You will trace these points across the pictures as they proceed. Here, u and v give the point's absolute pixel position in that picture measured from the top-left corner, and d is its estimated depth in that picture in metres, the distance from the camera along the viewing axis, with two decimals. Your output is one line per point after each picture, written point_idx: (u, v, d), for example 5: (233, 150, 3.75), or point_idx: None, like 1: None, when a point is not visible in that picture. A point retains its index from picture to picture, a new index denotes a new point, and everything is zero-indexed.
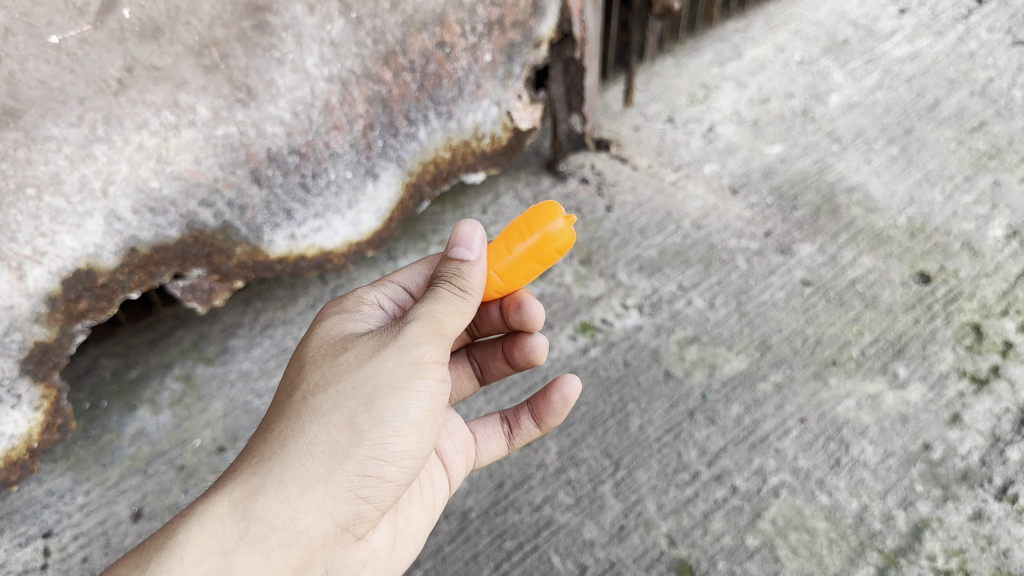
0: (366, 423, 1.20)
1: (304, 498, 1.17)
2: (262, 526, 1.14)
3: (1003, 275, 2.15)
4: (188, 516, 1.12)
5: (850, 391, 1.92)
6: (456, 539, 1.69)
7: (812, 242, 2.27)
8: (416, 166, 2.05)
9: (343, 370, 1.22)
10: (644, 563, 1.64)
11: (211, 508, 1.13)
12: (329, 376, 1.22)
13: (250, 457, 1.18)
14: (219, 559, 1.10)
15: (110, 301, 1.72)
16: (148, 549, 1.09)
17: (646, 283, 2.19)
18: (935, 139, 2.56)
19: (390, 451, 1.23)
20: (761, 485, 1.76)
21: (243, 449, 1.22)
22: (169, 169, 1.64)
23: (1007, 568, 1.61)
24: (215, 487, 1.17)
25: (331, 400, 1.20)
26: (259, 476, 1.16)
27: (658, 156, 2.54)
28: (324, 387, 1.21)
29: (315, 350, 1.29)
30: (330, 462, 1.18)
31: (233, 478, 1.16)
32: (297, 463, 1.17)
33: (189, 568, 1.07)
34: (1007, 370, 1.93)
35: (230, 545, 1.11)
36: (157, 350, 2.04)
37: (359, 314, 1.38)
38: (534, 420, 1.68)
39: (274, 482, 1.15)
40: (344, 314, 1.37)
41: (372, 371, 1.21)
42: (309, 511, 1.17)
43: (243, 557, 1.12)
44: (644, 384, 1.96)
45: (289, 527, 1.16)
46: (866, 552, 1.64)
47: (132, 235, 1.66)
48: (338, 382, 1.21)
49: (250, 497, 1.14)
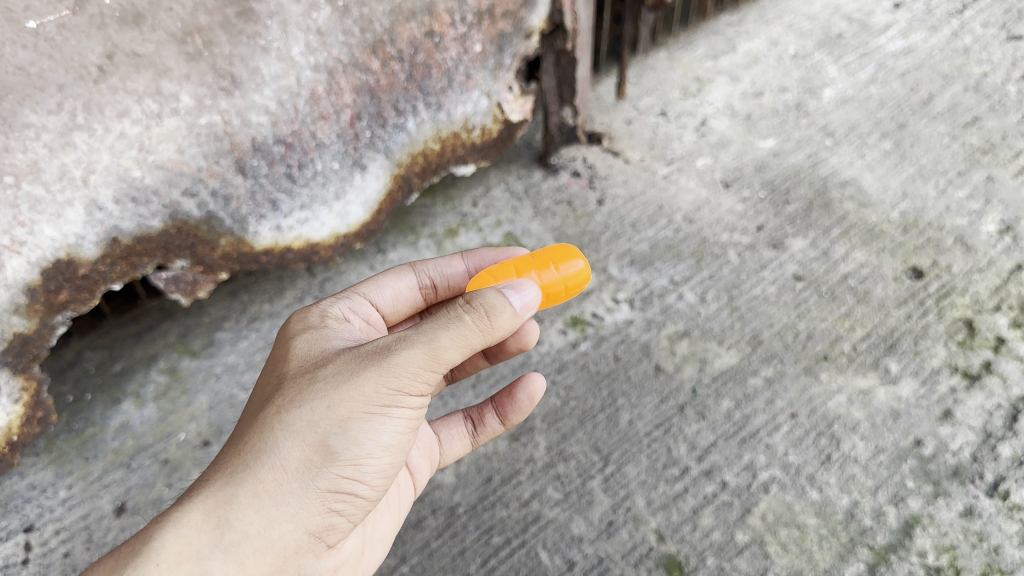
0: (341, 442, 1.17)
1: (277, 508, 1.15)
2: (236, 533, 1.13)
3: (996, 270, 2.13)
4: (162, 522, 1.11)
5: (842, 386, 1.90)
6: (442, 534, 1.68)
7: (804, 237, 2.25)
8: (404, 157, 2.03)
9: (321, 387, 1.19)
10: (633, 559, 1.63)
11: (184, 515, 1.11)
12: (306, 392, 1.19)
13: (224, 466, 1.16)
14: (192, 565, 1.09)
15: (91, 293, 1.70)
16: (123, 554, 1.09)
17: (637, 276, 2.18)
18: (928, 134, 2.55)
19: (365, 467, 1.21)
20: (751, 481, 1.74)
21: (216, 456, 1.20)
22: (151, 158, 1.61)
23: (998, 565, 1.60)
24: (188, 493, 1.15)
25: (306, 417, 1.17)
26: (233, 485, 1.14)
27: (650, 150, 2.52)
28: (301, 403, 1.18)
29: (291, 364, 1.26)
30: (303, 477, 1.16)
31: (207, 485, 1.14)
32: (272, 475, 1.15)
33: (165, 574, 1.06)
34: (999, 366, 1.92)
35: (203, 551, 1.10)
36: (142, 343, 2.01)
37: (329, 330, 1.35)
38: (499, 418, 1.66)
39: (247, 493, 1.13)
40: (318, 330, 1.34)
41: (350, 392, 1.17)
42: (282, 521, 1.16)
43: (217, 563, 1.11)
44: (634, 378, 1.95)
45: (263, 535, 1.15)
46: (856, 548, 1.63)
47: (114, 225, 1.63)
48: (315, 399, 1.18)
49: (224, 505, 1.12)
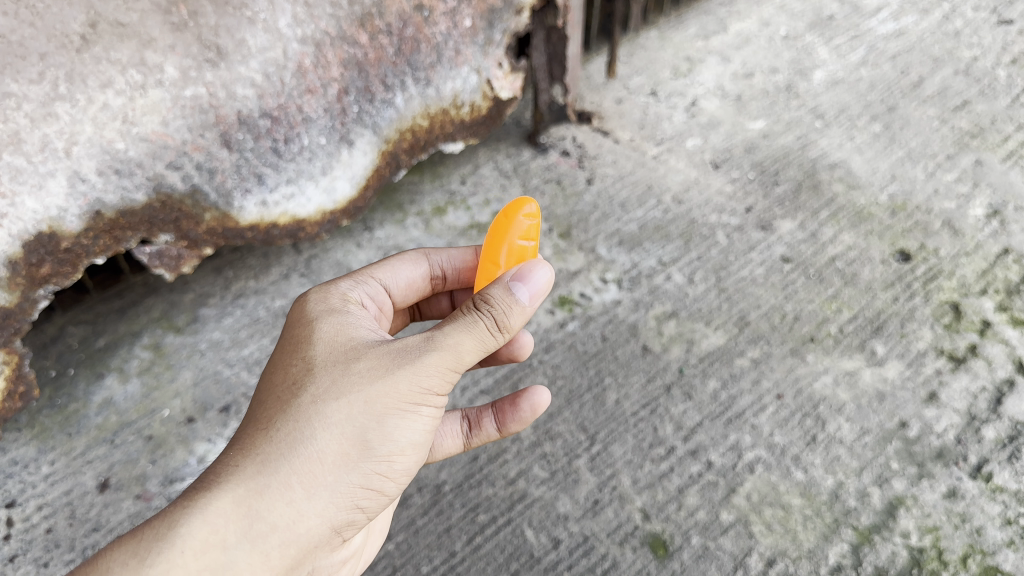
0: (375, 439, 1.16)
1: (308, 502, 1.13)
2: (265, 524, 1.10)
3: (983, 254, 2.14)
4: (190, 506, 1.06)
5: (828, 367, 1.91)
6: (428, 512, 1.67)
7: (793, 219, 2.25)
8: (392, 133, 2.01)
9: (355, 382, 1.16)
10: (618, 538, 1.63)
11: (214, 502, 1.07)
12: (342, 383, 1.16)
13: (251, 453, 1.12)
14: (218, 554, 1.05)
15: (74, 267, 1.68)
16: (147, 534, 1.03)
17: (626, 257, 2.17)
18: (918, 117, 2.55)
19: (393, 467, 1.20)
20: (736, 461, 1.75)
21: (237, 440, 1.15)
22: (135, 130, 1.59)
23: (980, 546, 1.61)
24: (212, 477, 1.10)
25: (342, 412, 1.14)
26: (265, 476, 1.10)
27: (640, 130, 2.51)
28: (336, 397, 1.15)
29: (318, 349, 1.22)
30: (335, 472, 1.14)
31: (237, 472, 1.10)
32: (306, 467, 1.12)
33: (189, 562, 1.02)
34: (984, 349, 1.93)
35: (231, 541, 1.06)
36: (126, 318, 1.99)
37: (354, 314, 1.30)
38: (495, 423, 1.55)
39: (279, 484, 1.11)
40: (341, 312, 1.29)
41: (387, 389, 1.15)
42: (311, 516, 1.14)
43: (243, 553, 1.08)
44: (621, 358, 1.95)
45: (292, 528, 1.12)
46: (840, 529, 1.63)
47: (97, 198, 1.61)
48: (352, 392, 1.15)
49: (256, 495, 1.09)
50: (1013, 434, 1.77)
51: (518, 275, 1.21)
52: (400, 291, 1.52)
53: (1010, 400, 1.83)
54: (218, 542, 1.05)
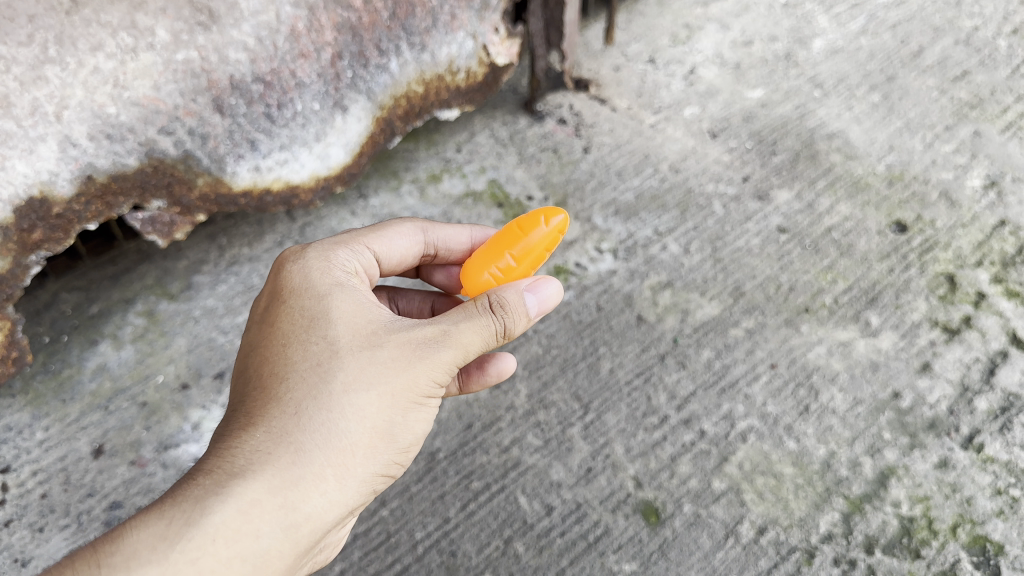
0: (395, 429, 1.19)
1: (336, 490, 1.13)
2: (298, 515, 1.09)
3: (979, 226, 2.14)
4: (223, 494, 1.05)
5: (822, 338, 1.91)
6: (423, 479, 1.66)
7: (790, 189, 2.24)
8: (387, 99, 1.99)
9: (382, 372, 1.16)
10: (610, 505, 1.64)
11: (250, 492, 1.06)
12: (370, 371, 1.16)
13: (278, 438, 1.11)
14: (253, 543, 1.05)
15: (66, 232, 1.66)
16: (183, 524, 1.01)
17: (621, 227, 2.16)
18: (918, 87, 2.53)
19: (404, 454, 1.23)
20: (729, 430, 1.75)
21: (259, 420, 1.13)
22: (127, 94, 1.57)
23: (970, 515, 1.62)
24: (239, 463, 1.08)
25: (371, 402, 1.15)
26: (298, 465, 1.10)
27: (638, 98, 2.49)
28: (363, 386, 1.15)
29: (336, 329, 1.20)
30: (360, 460, 1.16)
31: (268, 459, 1.09)
32: (337, 455, 1.13)
33: (224, 553, 1.01)
34: (979, 321, 1.93)
35: (266, 530, 1.06)
36: (119, 285, 1.98)
37: (359, 290, 1.29)
38: (458, 383, 1.54)
39: (312, 474, 1.11)
40: (348, 287, 1.28)
41: (410, 381, 1.18)
42: (338, 505, 1.14)
43: (276, 542, 1.07)
44: (615, 328, 1.95)
45: (321, 517, 1.13)
46: (832, 498, 1.65)
47: (88, 163, 1.59)
48: (379, 381, 1.16)
49: (289, 485, 1.09)
50: (1005, 405, 1.78)
51: (533, 287, 1.27)
52: (391, 262, 1.49)
53: (1002, 371, 1.84)
54: (257, 532, 1.05)
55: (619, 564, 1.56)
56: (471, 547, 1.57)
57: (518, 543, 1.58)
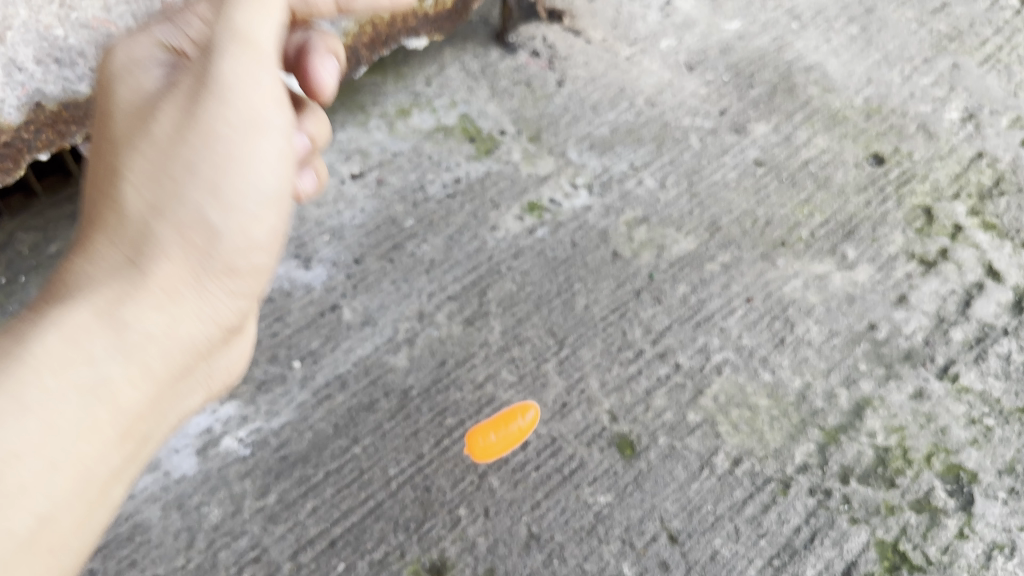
0: (215, 203, 1.08)
1: (170, 305, 1.05)
2: (133, 334, 1.00)
3: (957, 158, 2.13)
4: (42, 320, 0.97)
5: (798, 271, 1.89)
6: (395, 417, 1.62)
7: (767, 122, 2.21)
8: (352, 27, 1.92)
9: (192, 148, 1.05)
10: (586, 439, 1.61)
11: (71, 314, 0.97)
12: (169, 152, 1.04)
13: (114, 250, 1.03)
14: (86, 369, 0.96)
15: (15, 163, 1.60)
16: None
17: (597, 161, 2.12)
18: (896, 20, 2.49)
19: (256, 238, 1.14)
20: (704, 364, 1.74)
21: (86, 242, 1.04)
22: (75, 16, 1.49)
23: (944, 445, 1.63)
24: (68, 289, 1.01)
25: (177, 190, 1.05)
26: (120, 277, 1.01)
27: (613, 30, 2.42)
28: (188, 167, 1.05)
29: (120, 120, 1.08)
30: (183, 267, 1.06)
31: (93, 286, 1.00)
32: (157, 276, 1.03)
33: (47, 383, 0.93)
34: (955, 253, 1.92)
35: (99, 360, 0.97)
36: (78, 224, 1.91)
37: (159, 62, 1.14)
38: None
39: (138, 283, 1.02)
40: (156, 62, 1.14)
41: (212, 155, 1.06)
42: (185, 325, 1.06)
43: (118, 368, 0.98)
44: (590, 265, 1.90)
45: (167, 333, 1.04)
46: (807, 429, 1.64)
47: (36, 89, 1.52)
48: (186, 175, 1.05)
49: (114, 302, 1.00)
50: (980, 336, 1.79)
51: None
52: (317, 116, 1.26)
53: (978, 303, 1.84)
54: (91, 358, 0.96)
55: (595, 497, 1.54)
56: (445, 482, 1.54)
57: (492, 477, 1.55)
